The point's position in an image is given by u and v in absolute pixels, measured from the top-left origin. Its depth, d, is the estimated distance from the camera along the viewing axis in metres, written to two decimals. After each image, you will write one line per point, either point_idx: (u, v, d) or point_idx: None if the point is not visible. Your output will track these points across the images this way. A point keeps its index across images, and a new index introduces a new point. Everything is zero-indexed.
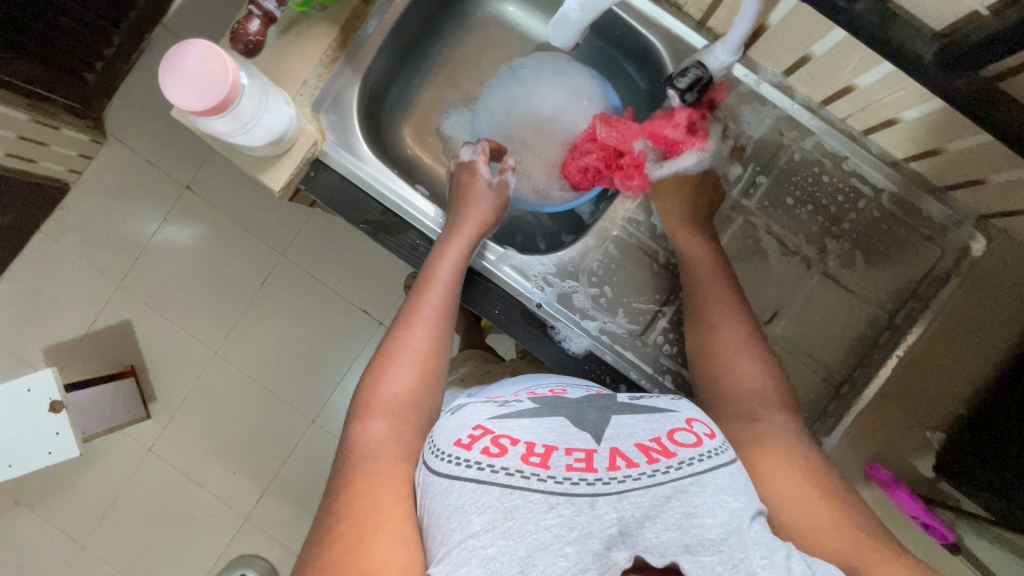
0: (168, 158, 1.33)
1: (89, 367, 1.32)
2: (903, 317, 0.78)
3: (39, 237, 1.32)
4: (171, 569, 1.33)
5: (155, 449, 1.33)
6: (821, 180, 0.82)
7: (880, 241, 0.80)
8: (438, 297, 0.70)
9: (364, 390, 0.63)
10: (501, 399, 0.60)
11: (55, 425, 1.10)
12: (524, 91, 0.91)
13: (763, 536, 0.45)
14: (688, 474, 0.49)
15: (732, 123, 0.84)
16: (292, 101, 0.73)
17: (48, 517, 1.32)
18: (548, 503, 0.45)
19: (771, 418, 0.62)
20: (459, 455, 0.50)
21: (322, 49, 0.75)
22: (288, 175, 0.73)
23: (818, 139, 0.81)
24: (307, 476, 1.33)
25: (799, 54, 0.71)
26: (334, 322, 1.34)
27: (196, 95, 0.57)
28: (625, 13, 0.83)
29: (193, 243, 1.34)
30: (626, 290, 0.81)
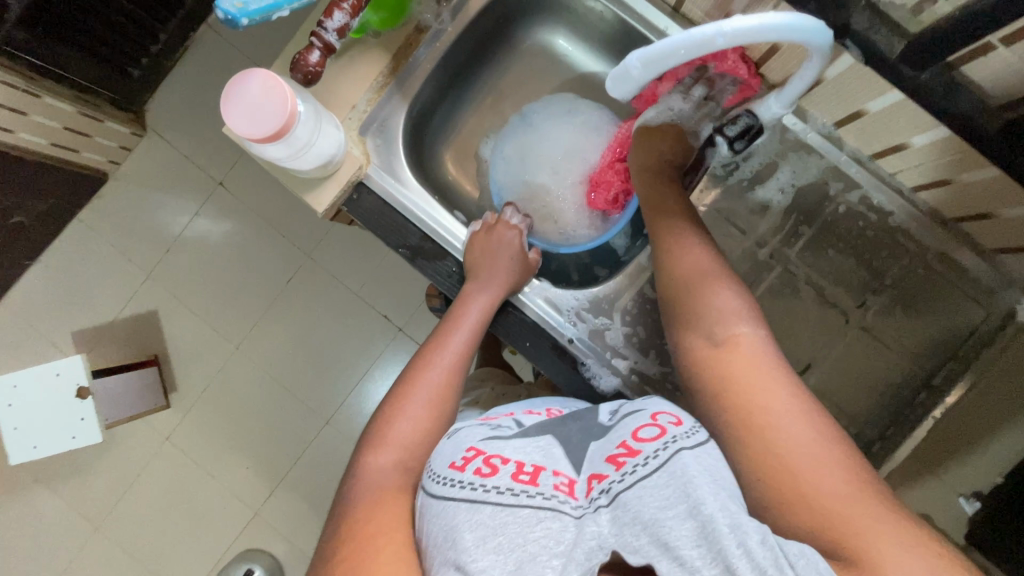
0: (204, 154, 1.36)
1: (113, 353, 1.35)
2: (942, 379, 0.76)
3: (75, 224, 1.36)
4: (179, 557, 1.36)
5: (171, 438, 1.36)
6: (867, 233, 0.78)
7: (927, 297, 0.77)
8: (460, 342, 0.71)
9: (377, 422, 0.64)
10: (495, 420, 0.62)
11: (80, 411, 1.13)
12: (539, 134, 0.90)
13: (738, 520, 0.43)
14: (656, 468, 0.48)
15: (778, 171, 0.80)
16: (340, 125, 0.73)
17: (66, 497, 1.35)
18: (537, 517, 0.46)
19: (746, 328, 0.61)
20: (453, 477, 0.51)
21: (374, 74, 0.77)
22: (333, 197, 0.74)
23: (864, 193, 0.78)
24: (319, 475, 1.35)
25: (851, 109, 0.71)
26: (353, 325, 1.36)
27: (257, 123, 0.59)
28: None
29: (222, 238, 1.37)
30: (661, 332, 0.77)
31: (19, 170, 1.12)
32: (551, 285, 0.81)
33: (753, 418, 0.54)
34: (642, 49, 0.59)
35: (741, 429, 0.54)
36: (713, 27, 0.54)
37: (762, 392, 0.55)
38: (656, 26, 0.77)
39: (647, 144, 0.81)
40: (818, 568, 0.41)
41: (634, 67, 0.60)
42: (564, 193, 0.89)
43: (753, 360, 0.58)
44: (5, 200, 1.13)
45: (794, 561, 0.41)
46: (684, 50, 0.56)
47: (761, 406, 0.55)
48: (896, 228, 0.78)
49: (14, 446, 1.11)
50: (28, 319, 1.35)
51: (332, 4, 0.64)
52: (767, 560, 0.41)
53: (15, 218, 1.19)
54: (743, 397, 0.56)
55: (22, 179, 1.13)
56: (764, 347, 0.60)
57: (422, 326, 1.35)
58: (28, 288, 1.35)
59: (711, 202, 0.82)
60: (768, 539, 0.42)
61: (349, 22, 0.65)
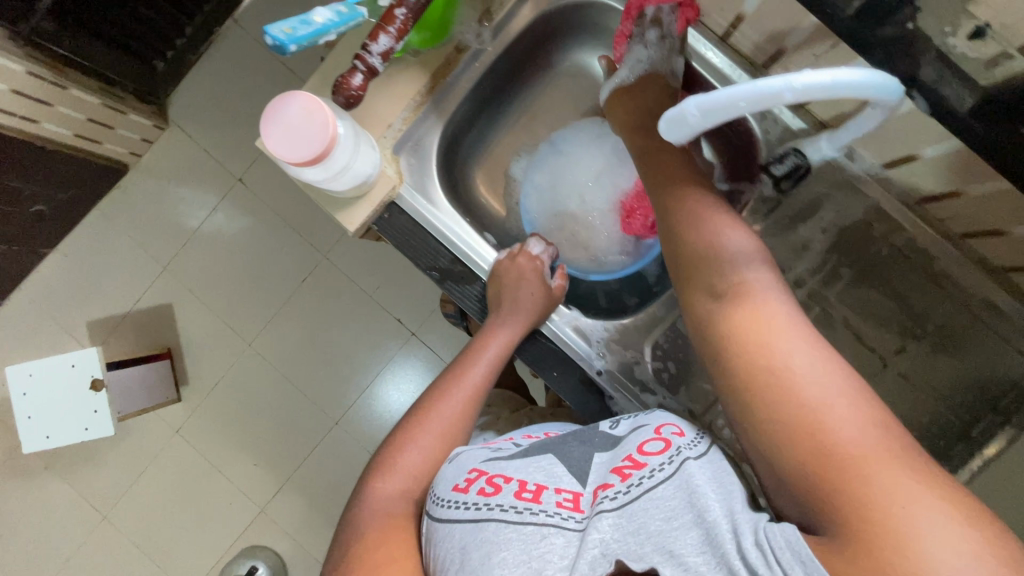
0: (225, 149, 1.36)
1: (127, 343, 1.36)
2: (981, 431, 0.70)
3: (95, 214, 1.36)
4: (184, 550, 1.36)
5: (181, 432, 1.36)
6: (908, 275, 0.74)
7: (970, 346, 0.72)
8: (478, 377, 0.69)
9: (388, 449, 0.62)
10: (496, 443, 0.62)
11: (94, 403, 1.13)
12: (571, 159, 0.85)
13: (737, 523, 0.44)
14: (661, 479, 0.49)
15: (820, 207, 0.77)
16: (376, 144, 0.72)
17: (75, 484, 1.36)
18: (541, 533, 0.47)
19: (753, 274, 0.54)
20: (457, 498, 0.52)
21: (411, 93, 0.74)
22: (364, 216, 0.73)
23: (910, 236, 0.74)
24: (326, 474, 1.35)
25: (905, 151, 0.67)
26: (366, 327, 1.35)
27: (297, 145, 0.60)
28: (711, 75, 0.76)
29: (239, 233, 1.36)
30: (693, 368, 0.75)
31: (42, 160, 1.12)
32: (581, 314, 0.79)
33: (767, 382, 0.47)
34: (702, 94, 0.50)
35: (754, 395, 0.48)
36: (782, 80, 0.45)
37: (779, 347, 0.48)
38: (694, 46, 0.76)
39: (625, 108, 0.72)
40: (803, 557, 0.40)
41: (690, 114, 0.52)
42: (592, 219, 0.84)
43: (767, 309, 0.51)
44: (26, 188, 1.13)
45: (780, 556, 0.40)
46: (746, 104, 0.48)
47: (776, 363, 0.47)
48: (946, 278, 0.73)
49: (28, 435, 1.12)
50: (45, 306, 1.36)
51: (378, 27, 0.63)
52: (758, 558, 0.41)
53: (36, 206, 1.19)
54: (756, 357, 0.48)
55: (44, 168, 1.13)
56: (775, 294, 0.53)
57: (435, 332, 1.34)
58: (46, 275, 1.36)
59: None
60: (761, 535, 0.42)
61: (393, 46, 0.64)
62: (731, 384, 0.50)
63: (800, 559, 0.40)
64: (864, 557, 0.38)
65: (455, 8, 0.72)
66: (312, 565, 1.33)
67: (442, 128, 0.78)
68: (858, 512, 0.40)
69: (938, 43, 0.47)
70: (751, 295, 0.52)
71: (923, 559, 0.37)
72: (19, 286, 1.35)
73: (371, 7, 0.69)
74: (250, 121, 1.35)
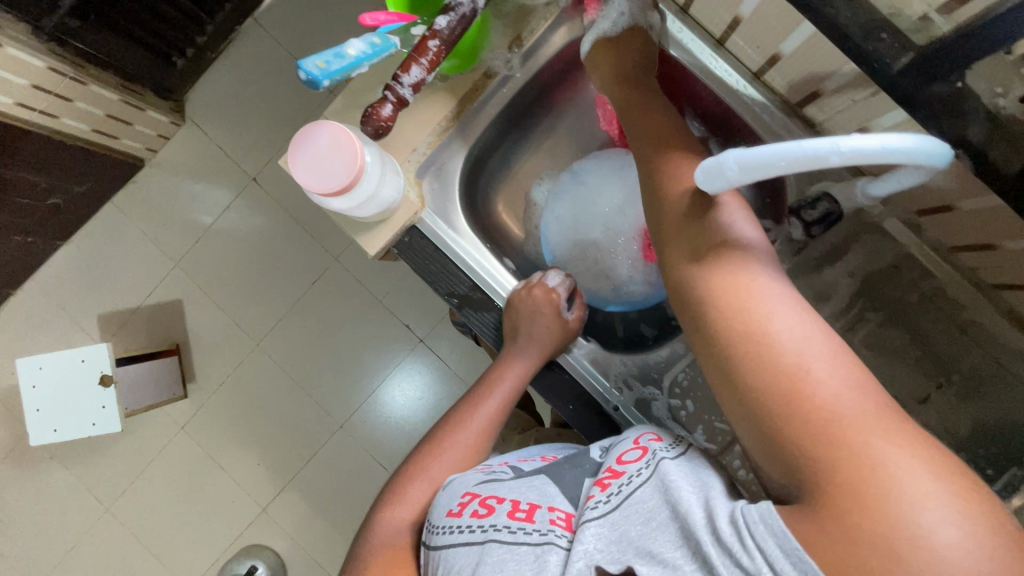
0: (240, 149, 1.36)
1: (136, 338, 1.36)
2: (1004, 486, 0.65)
3: (109, 207, 1.37)
4: (185, 546, 1.37)
5: (186, 428, 1.37)
6: (935, 322, 0.72)
7: (1000, 394, 0.69)
8: (493, 409, 0.69)
9: (400, 478, 0.62)
10: (489, 465, 0.61)
11: (102, 398, 1.13)
12: (591, 192, 0.82)
13: (713, 507, 0.42)
14: (640, 482, 0.47)
15: (847, 252, 0.76)
16: (400, 170, 0.72)
17: (80, 475, 1.37)
18: (533, 554, 0.46)
19: (737, 234, 0.50)
20: (452, 523, 0.51)
21: (437, 118, 0.74)
22: (385, 241, 0.72)
23: (940, 284, 0.72)
24: (328, 476, 1.35)
25: (939, 202, 0.64)
26: (374, 332, 1.35)
27: (324, 175, 0.61)
28: (742, 111, 0.73)
29: (251, 233, 1.37)
30: (711, 407, 0.72)
31: (59, 154, 1.12)
32: (599, 347, 0.79)
33: (748, 347, 0.44)
34: (742, 149, 0.46)
35: (735, 363, 0.44)
36: (828, 143, 0.41)
37: (760, 310, 0.45)
38: (723, 79, 0.73)
39: (609, 60, 0.67)
40: (778, 533, 0.37)
41: (728, 169, 0.47)
42: (617, 249, 0.80)
43: (753, 272, 0.47)
44: (42, 181, 1.14)
45: (754, 531, 0.38)
46: (787, 163, 0.44)
47: (758, 326, 0.44)
48: (975, 327, 0.70)
49: (37, 427, 1.13)
50: (57, 296, 1.37)
51: (411, 59, 0.62)
52: (732, 536, 0.39)
53: (51, 200, 1.20)
54: (737, 322, 0.45)
55: (61, 162, 1.14)
56: (759, 255, 0.49)
57: (443, 339, 1.34)
58: (59, 266, 1.37)
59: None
60: (735, 514, 0.40)
61: (425, 76, 0.64)
62: (711, 351, 0.47)
63: (773, 531, 0.38)
64: (842, 521, 0.36)
65: (486, 35, 0.72)
66: (310, 566, 1.33)
67: (466, 152, 0.77)
68: (838, 477, 0.38)
69: (988, 101, 0.46)
70: (736, 257, 0.49)
71: (907, 522, 0.35)
72: (33, 276, 1.36)
73: (404, 35, 0.69)
74: (269, 122, 1.35)
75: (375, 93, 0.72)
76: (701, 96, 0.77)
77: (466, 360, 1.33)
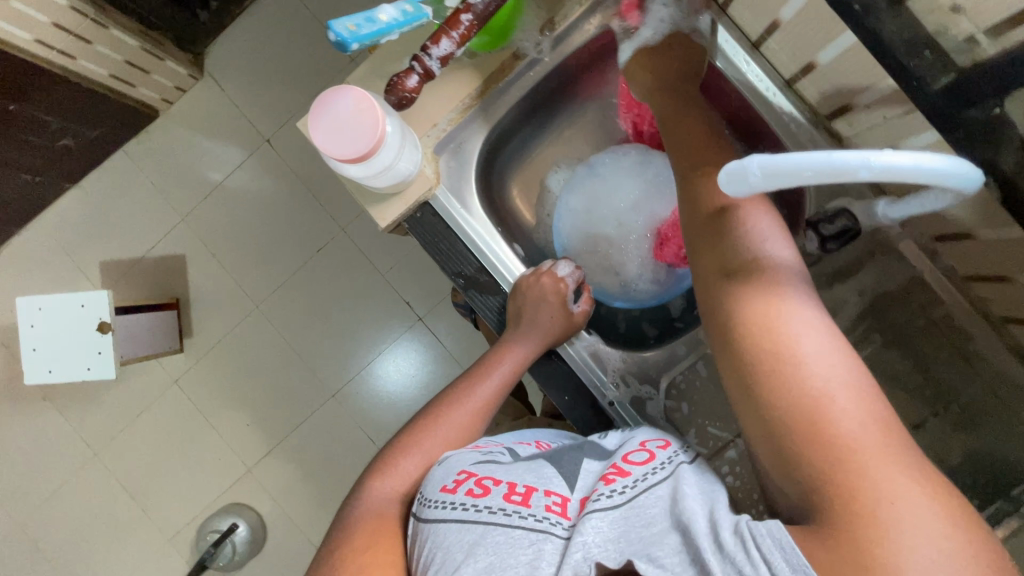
0: (256, 109, 1.34)
1: (137, 288, 1.36)
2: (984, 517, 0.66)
3: (120, 155, 1.36)
4: (168, 497, 1.38)
5: (179, 382, 1.38)
6: (942, 349, 0.72)
7: (994, 429, 0.68)
8: (490, 391, 0.69)
9: (393, 449, 0.62)
10: (486, 445, 0.59)
11: (99, 344, 1.14)
12: (608, 185, 0.83)
13: (718, 518, 0.43)
14: (644, 488, 0.48)
15: (865, 272, 0.76)
16: (418, 143, 0.70)
17: (70, 418, 1.38)
18: (529, 539, 0.45)
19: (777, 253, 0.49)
20: (444, 498, 0.50)
21: (461, 96, 0.73)
22: (396, 214, 0.72)
23: (949, 312, 0.72)
24: (316, 443, 1.36)
25: (960, 230, 0.64)
26: (374, 305, 1.35)
27: (343, 142, 0.60)
28: (770, 118, 0.72)
29: (260, 195, 1.36)
30: (705, 412, 0.72)
31: (73, 96, 1.11)
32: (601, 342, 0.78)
33: (774, 369, 0.44)
34: (768, 155, 0.45)
35: (757, 380, 0.44)
36: (859, 158, 0.42)
37: (792, 328, 0.45)
38: (754, 84, 0.72)
39: (659, 63, 0.69)
40: (785, 545, 0.38)
41: (750, 173, 0.47)
42: (627, 245, 0.81)
43: (783, 291, 0.47)
44: (54, 122, 1.13)
45: (759, 539, 0.38)
46: (814, 174, 0.44)
47: (787, 347, 0.44)
48: (979, 358, 0.70)
49: (32, 366, 1.14)
50: (61, 239, 1.36)
51: (440, 31, 0.61)
52: (736, 547, 0.39)
53: (62, 141, 1.19)
54: (763, 340, 0.45)
55: (75, 105, 1.13)
56: (793, 279, 0.48)
57: (443, 319, 1.34)
58: (66, 209, 1.36)
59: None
60: (741, 529, 0.40)
61: (454, 51, 0.63)
62: (733, 363, 0.47)
63: (781, 545, 0.38)
64: (848, 550, 0.37)
65: (519, 14, 0.71)
66: (290, 529, 1.35)
67: (486, 133, 0.76)
68: (847, 503, 0.38)
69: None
70: (771, 274, 0.48)
71: (910, 560, 0.36)
72: (39, 216, 1.36)
73: (437, 5, 0.68)
74: (287, 84, 1.33)
75: (402, 63, 0.71)
76: (731, 99, 0.74)
77: (464, 342, 1.33)
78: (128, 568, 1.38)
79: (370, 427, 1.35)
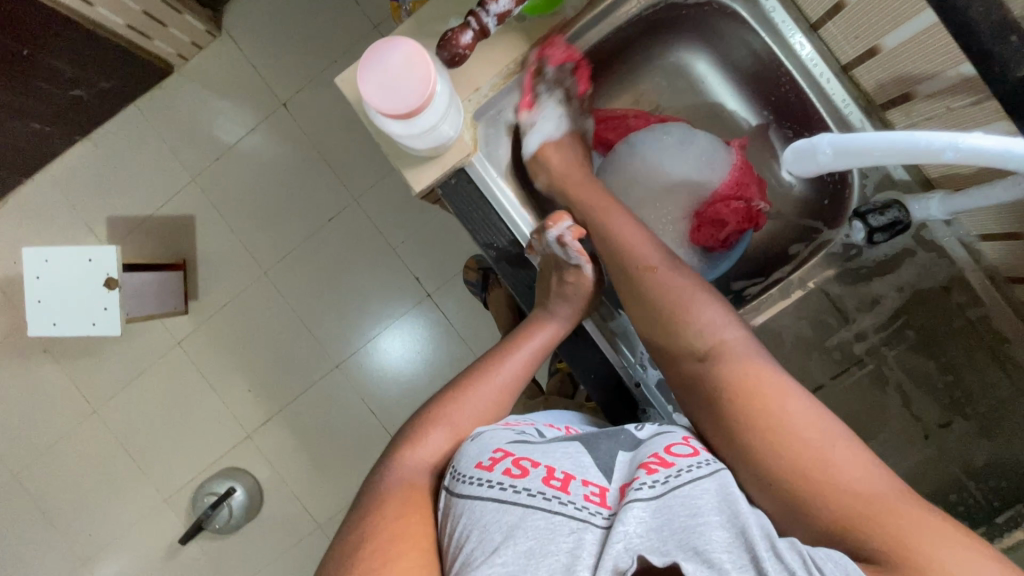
0: (274, 71, 1.31)
1: (143, 247, 1.34)
2: (1006, 520, 0.70)
3: (132, 110, 1.33)
4: (165, 458, 1.38)
5: (182, 344, 1.37)
6: (974, 353, 0.75)
7: (1017, 430, 0.73)
8: (520, 364, 0.68)
9: (420, 421, 0.62)
10: (518, 425, 0.59)
11: (104, 300, 1.12)
12: (653, 165, 0.81)
13: (769, 529, 0.44)
14: (689, 479, 0.48)
15: (911, 270, 0.78)
16: (461, 107, 0.68)
17: (70, 373, 1.37)
18: (569, 527, 0.45)
19: (731, 334, 0.59)
20: (481, 476, 0.49)
21: (507, 60, 0.71)
22: (432, 178, 0.70)
23: (987, 314, 0.74)
24: (317, 414, 1.36)
25: (1013, 229, 0.66)
26: (384, 279, 1.34)
27: (393, 94, 0.58)
28: (821, 104, 0.73)
29: (273, 160, 1.34)
30: None
31: (87, 46, 1.08)
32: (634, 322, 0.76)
33: (761, 431, 0.51)
34: (837, 136, 0.61)
35: (749, 444, 0.52)
36: (945, 141, 0.50)
37: (768, 389, 0.53)
38: (807, 66, 0.73)
39: (564, 158, 0.77)
40: (847, 571, 0.41)
41: (822, 150, 0.63)
42: (664, 230, 0.82)
43: (756, 364, 0.56)
44: (66, 70, 1.10)
45: (822, 565, 0.41)
46: (882, 153, 0.56)
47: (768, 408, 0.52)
48: (1012, 361, 0.74)
49: (36, 318, 1.12)
50: (68, 191, 1.34)
51: None
52: (797, 562, 0.41)
53: (74, 91, 1.16)
54: (751, 404, 0.53)
55: (89, 54, 1.10)
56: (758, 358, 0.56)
57: (451, 297, 1.33)
58: (74, 161, 1.34)
59: (819, 282, 0.83)
60: (795, 547, 0.43)
61: (511, 8, 0.64)
62: (723, 433, 0.54)
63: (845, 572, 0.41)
64: None
65: None
66: (286, 497, 1.36)
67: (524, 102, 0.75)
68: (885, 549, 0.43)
69: None
70: (734, 352, 0.57)
71: None
72: (45, 166, 1.33)
73: None
74: (307, 47, 1.30)
75: (445, 24, 0.69)
76: (780, 83, 0.77)
77: (471, 322, 1.33)
78: (122, 524, 1.39)
79: (373, 401, 1.35)
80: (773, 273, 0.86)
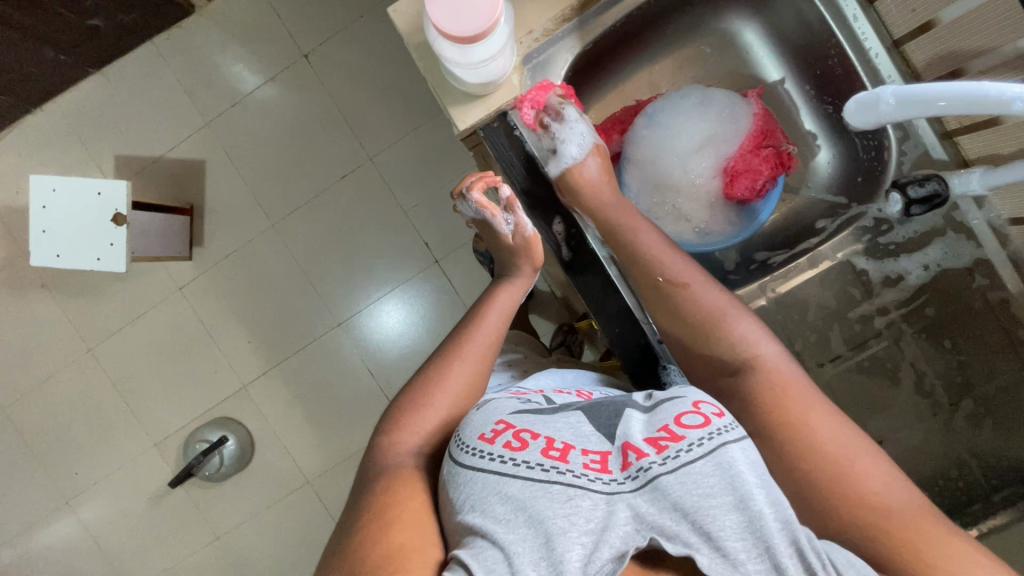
0: (299, 19, 1.29)
1: (150, 189, 1.33)
2: (1001, 498, 0.75)
3: (148, 47, 1.30)
4: (158, 402, 1.38)
5: (183, 290, 1.36)
6: (988, 334, 0.78)
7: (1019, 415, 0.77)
8: (493, 326, 0.68)
9: (395, 409, 0.61)
10: (524, 395, 0.59)
11: (111, 236, 1.11)
12: (670, 132, 0.82)
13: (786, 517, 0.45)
14: (701, 455, 0.47)
15: (940, 250, 0.80)
16: (513, 48, 0.69)
17: (67, 310, 1.36)
18: (567, 494, 0.45)
19: (765, 348, 0.60)
20: (482, 448, 0.49)
21: (563, 4, 0.71)
22: (477, 118, 0.71)
23: (1010, 298, 0.76)
24: (315, 370, 1.36)
25: None
26: (394, 241, 1.33)
27: (459, 18, 0.59)
28: (866, 77, 0.75)
29: (290, 110, 1.32)
30: None
31: None
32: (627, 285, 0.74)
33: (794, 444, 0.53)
34: (902, 87, 0.63)
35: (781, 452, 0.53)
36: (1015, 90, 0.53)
37: (803, 412, 0.54)
38: (859, 40, 0.75)
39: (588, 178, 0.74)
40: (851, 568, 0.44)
41: (885, 101, 0.65)
42: (697, 193, 0.82)
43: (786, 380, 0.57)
44: None
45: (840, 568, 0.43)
46: (946, 103, 0.58)
47: (800, 423, 0.54)
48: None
49: (39, 249, 1.11)
50: (77, 125, 1.32)
51: None
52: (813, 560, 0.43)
53: (92, 20, 1.14)
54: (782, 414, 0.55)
55: None
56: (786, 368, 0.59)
57: (459, 264, 1.33)
58: (85, 95, 1.31)
59: (847, 254, 0.85)
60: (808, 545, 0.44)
61: None
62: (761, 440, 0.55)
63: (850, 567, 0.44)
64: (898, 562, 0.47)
65: None
66: (277, 451, 1.36)
67: (576, 52, 0.75)
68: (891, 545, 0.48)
69: None
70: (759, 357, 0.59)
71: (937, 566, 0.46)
72: (55, 97, 1.31)
73: None
74: None
75: None
76: (828, 56, 0.79)
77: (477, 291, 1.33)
78: (110, 466, 1.39)
79: (374, 364, 1.35)
80: (800, 245, 0.88)
